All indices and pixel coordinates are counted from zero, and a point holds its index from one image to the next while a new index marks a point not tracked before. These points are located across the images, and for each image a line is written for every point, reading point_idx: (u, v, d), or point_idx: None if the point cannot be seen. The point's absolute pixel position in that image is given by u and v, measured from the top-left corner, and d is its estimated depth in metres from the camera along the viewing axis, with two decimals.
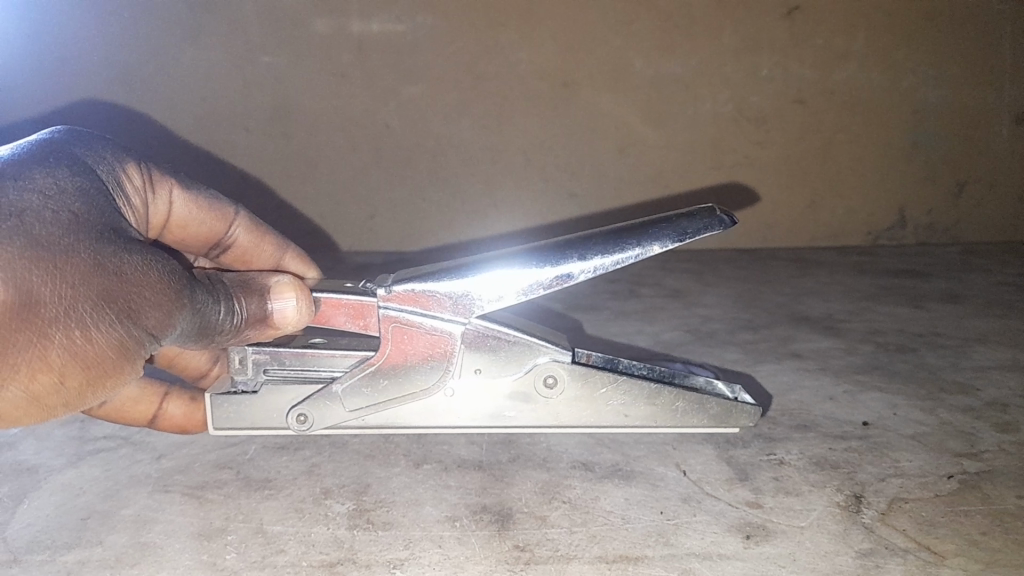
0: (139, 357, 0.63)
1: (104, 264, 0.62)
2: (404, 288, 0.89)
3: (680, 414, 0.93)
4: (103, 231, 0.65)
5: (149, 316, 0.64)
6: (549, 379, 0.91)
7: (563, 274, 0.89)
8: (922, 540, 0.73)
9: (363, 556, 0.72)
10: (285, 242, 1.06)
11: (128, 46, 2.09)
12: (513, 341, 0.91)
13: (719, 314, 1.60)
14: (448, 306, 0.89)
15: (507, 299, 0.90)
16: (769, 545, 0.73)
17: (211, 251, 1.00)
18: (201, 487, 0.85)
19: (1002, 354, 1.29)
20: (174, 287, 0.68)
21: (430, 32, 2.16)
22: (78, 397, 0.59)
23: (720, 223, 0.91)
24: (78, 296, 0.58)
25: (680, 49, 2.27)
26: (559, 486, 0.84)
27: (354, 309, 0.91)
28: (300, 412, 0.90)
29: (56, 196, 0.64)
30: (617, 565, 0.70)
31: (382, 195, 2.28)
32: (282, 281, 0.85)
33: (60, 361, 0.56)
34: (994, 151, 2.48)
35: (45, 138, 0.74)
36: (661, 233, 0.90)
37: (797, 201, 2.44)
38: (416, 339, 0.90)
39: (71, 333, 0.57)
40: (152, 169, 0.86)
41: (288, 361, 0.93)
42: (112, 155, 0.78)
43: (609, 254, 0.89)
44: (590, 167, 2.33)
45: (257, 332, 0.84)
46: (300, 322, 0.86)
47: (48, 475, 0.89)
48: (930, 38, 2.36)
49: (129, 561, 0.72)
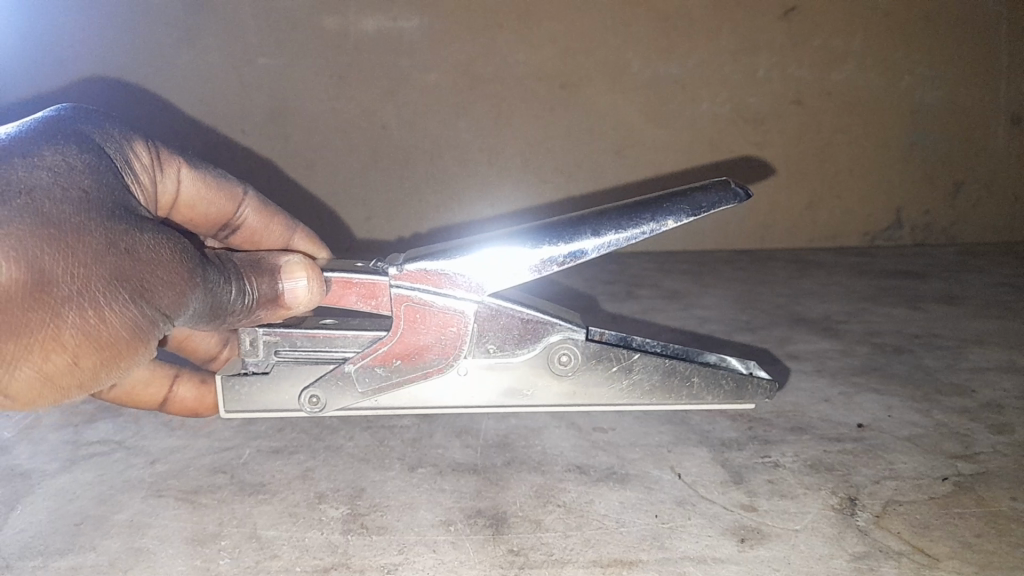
0: (151, 338, 0.63)
1: (115, 243, 0.61)
2: (417, 266, 0.88)
3: (695, 390, 0.94)
4: (112, 210, 0.64)
5: (160, 295, 0.64)
6: (562, 357, 0.93)
7: (576, 252, 0.89)
8: (918, 542, 0.73)
9: (356, 561, 0.71)
10: (292, 221, 1.07)
11: (125, 46, 2.08)
12: (527, 320, 0.91)
13: (717, 314, 1.60)
14: (461, 285, 0.89)
15: (521, 276, 0.90)
16: (763, 548, 0.73)
17: (219, 233, 1.00)
18: (195, 492, 0.85)
19: (999, 355, 1.29)
20: (185, 266, 0.68)
21: (429, 33, 2.17)
22: (91, 377, 0.58)
23: (736, 196, 0.91)
24: (91, 275, 0.58)
25: (677, 50, 2.27)
26: (554, 490, 0.84)
27: (366, 289, 0.91)
28: (312, 394, 0.91)
29: (66, 173, 0.63)
30: (612, 569, 0.70)
31: (380, 196, 2.27)
32: (294, 260, 0.84)
33: (73, 341, 0.56)
34: (991, 152, 2.48)
35: (53, 114, 0.73)
36: (676, 208, 0.90)
37: (795, 202, 2.44)
38: (428, 318, 0.90)
39: (84, 312, 0.57)
40: (159, 148, 0.85)
41: (300, 342, 0.93)
42: (120, 133, 0.78)
43: (623, 230, 0.89)
44: (588, 167, 2.33)
45: (268, 312, 0.84)
46: (311, 302, 0.85)
47: (42, 479, 0.89)
48: (927, 39, 2.36)
49: (122, 566, 0.72)
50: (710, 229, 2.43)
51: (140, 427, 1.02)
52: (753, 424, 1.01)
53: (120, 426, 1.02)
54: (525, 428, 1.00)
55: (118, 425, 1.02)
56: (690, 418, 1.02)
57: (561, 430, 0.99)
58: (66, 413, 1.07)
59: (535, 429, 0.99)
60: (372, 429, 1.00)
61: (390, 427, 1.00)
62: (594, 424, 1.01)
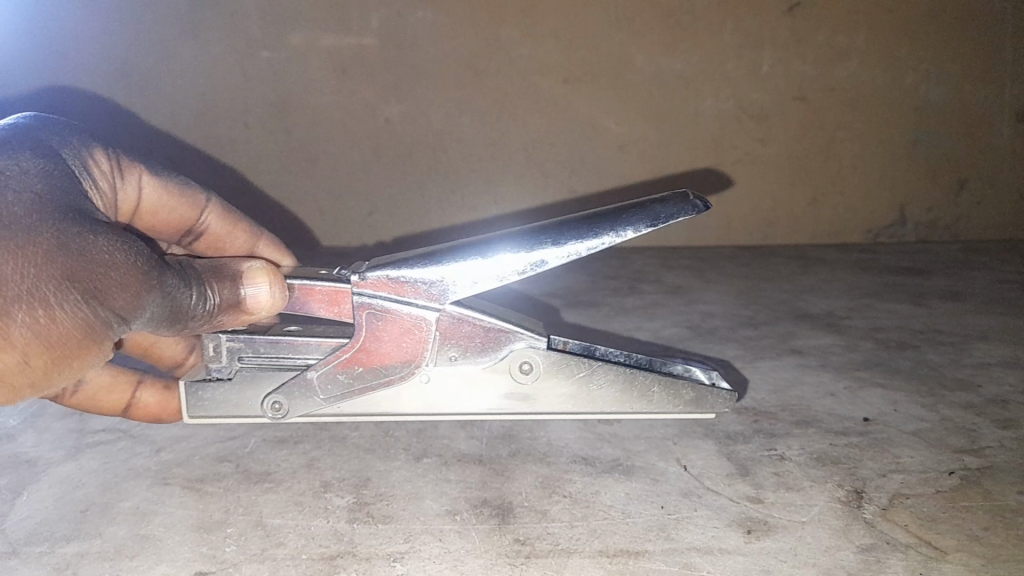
0: (106, 339, 0.63)
1: (69, 245, 0.62)
2: (378, 274, 0.88)
3: (658, 397, 0.93)
4: (66, 211, 0.66)
5: (116, 297, 0.64)
6: (524, 365, 0.91)
7: (537, 262, 0.89)
8: (923, 535, 0.73)
9: (363, 549, 0.71)
10: (258, 229, 1.04)
11: (129, 39, 2.08)
12: (489, 328, 0.91)
13: (720, 310, 1.60)
14: (422, 293, 0.89)
15: (483, 284, 0.90)
16: (769, 539, 0.73)
17: (183, 238, 0.98)
18: (200, 480, 0.84)
19: (1004, 351, 1.29)
20: (141, 269, 0.67)
21: (433, 26, 2.16)
22: (43, 377, 0.59)
23: (693, 207, 0.90)
24: (39, 275, 0.59)
25: (680, 47, 2.27)
26: (560, 481, 0.84)
27: (329, 295, 0.91)
28: (276, 399, 0.90)
29: (18, 178, 0.65)
30: (618, 559, 0.70)
31: (383, 189, 2.27)
32: (256, 266, 0.83)
33: (22, 340, 0.57)
34: (994, 150, 2.48)
35: (14, 124, 0.75)
36: (634, 219, 0.89)
37: (798, 198, 2.43)
38: (391, 326, 0.89)
39: (33, 311, 0.58)
40: (120, 156, 0.86)
41: (264, 347, 0.92)
42: (79, 141, 0.79)
43: (583, 240, 0.89)
44: (590, 163, 2.32)
45: (230, 318, 0.82)
46: (274, 307, 0.85)
47: (46, 467, 0.88)
48: (932, 36, 2.36)
49: (128, 553, 0.71)
50: (711, 225, 2.42)
51: None
52: (757, 419, 1.01)
53: (124, 416, 1.02)
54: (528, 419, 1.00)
55: (122, 414, 1.02)
56: None
57: (565, 421, 0.99)
58: None
59: (539, 421, 0.99)
60: (377, 420, 1.00)
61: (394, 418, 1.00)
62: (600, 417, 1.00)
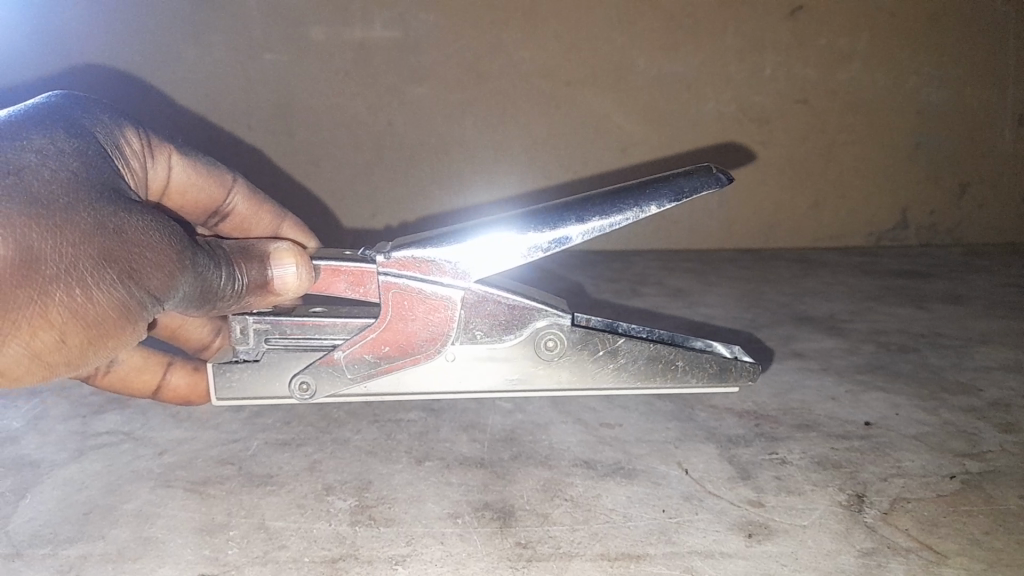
0: (140, 319, 0.64)
1: (104, 225, 0.62)
2: (405, 254, 0.89)
3: (680, 373, 0.95)
4: (102, 191, 0.65)
5: (150, 278, 0.65)
6: (549, 342, 0.93)
7: (561, 238, 0.90)
8: (925, 540, 0.73)
9: (364, 552, 0.72)
10: (282, 211, 1.06)
11: (133, 41, 2.09)
12: (513, 306, 0.92)
13: (722, 313, 1.60)
14: (448, 272, 0.90)
15: (509, 262, 0.90)
16: (770, 543, 0.73)
17: (209, 220, 1.00)
18: (203, 483, 0.85)
19: (1006, 354, 1.29)
20: (175, 249, 0.68)
21: (436, 29, 2.17)
22: (78, 356, 0.59)
23: (717, 181, 0.91)
24: (78, 255, 0.59)
25: (683, 50, 2.27)
26: (561, 484, 0.84)
27: (354, 276, 0.91)
28: (303, 380, 0.91)
29: (54, 156, 0.64)
30: (620, 563, 0.70)
31: (385, 193, 2.27)
32: (282, 247, 0.84)
33: (61, 319, 0.57)
34: (997, 152, 2.48)
35: (44, 102, 0.74)
36: (658, 194, 0.90)
37: (799, 202, 2.43)
38: (416, 305, 0.90)
39: (72, 290, 0.58)
40: (151, 135, 0.85)
41: (290, 329, 0.93)
42: (110, 119, 0.78)
43: (607, 217, 0.90)
44: (592, 164, 2.33)
45: (257, 298, 0.84)
46: (301, 289, 0.85)
47: (50, 469, 0.89)
48: (934, 38, 2.36)
49: (131, 555, 0.72)
50: (712, 226, 2.42)
51: (149, 418, 1.02)
52: (759, 422, 1.01)
53: (128, 418, 1.02)
54: (531, 422, 1.01)
55: (126, 416, 1.03)
56: (696, 414, 1.03)
57: (567, 425, 0.99)
58: (73, 406, 1.07)
59: (541, 424, 1.00)
60: (378, 422, 1.00)
61: (396, 420, 1.01)
62: (601, 420, 1.01)
